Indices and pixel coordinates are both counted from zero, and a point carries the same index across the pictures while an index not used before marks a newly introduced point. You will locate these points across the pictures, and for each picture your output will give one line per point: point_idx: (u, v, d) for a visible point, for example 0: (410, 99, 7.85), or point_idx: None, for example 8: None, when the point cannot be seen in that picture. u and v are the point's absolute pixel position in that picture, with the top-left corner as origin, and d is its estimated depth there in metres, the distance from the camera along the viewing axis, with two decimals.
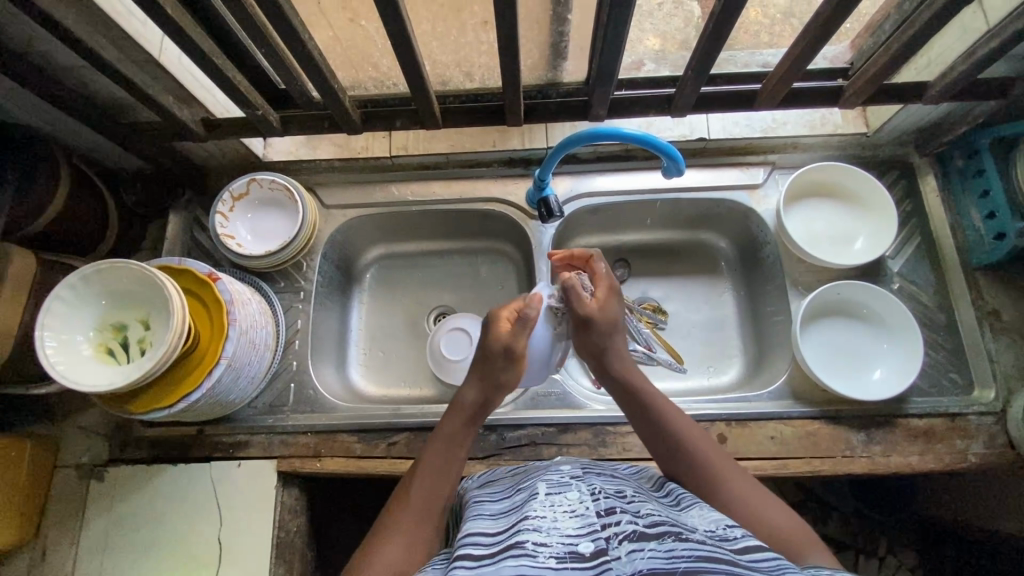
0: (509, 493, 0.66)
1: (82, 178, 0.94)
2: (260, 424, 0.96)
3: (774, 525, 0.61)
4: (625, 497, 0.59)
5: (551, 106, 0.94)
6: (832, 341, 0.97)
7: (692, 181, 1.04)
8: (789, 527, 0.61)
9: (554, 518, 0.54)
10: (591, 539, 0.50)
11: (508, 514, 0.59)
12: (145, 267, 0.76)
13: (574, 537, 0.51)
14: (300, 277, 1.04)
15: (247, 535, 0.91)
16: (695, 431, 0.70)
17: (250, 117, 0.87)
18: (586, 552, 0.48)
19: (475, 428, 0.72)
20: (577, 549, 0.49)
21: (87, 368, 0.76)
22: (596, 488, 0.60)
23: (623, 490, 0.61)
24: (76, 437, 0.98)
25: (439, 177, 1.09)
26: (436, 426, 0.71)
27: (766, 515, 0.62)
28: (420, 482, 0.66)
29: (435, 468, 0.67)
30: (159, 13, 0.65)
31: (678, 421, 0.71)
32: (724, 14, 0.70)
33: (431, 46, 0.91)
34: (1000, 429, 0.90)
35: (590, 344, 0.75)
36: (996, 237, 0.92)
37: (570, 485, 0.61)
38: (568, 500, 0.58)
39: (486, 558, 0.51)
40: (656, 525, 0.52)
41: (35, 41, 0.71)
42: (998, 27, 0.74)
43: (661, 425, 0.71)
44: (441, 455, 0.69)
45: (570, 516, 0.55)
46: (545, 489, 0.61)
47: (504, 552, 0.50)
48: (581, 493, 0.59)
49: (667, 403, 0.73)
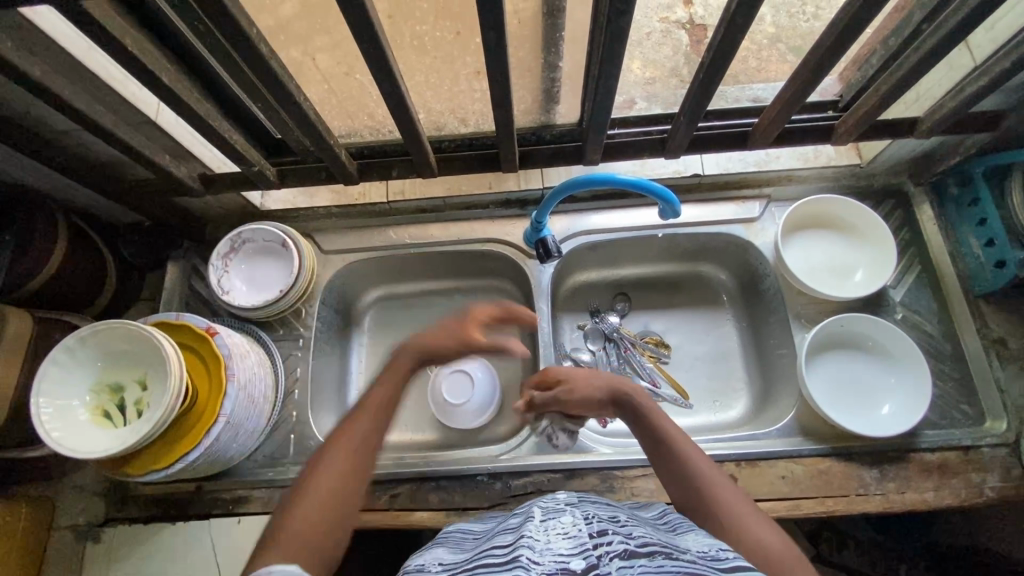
0: (502, 519, 0.65)
1: (82, 234, 0.94)
2: (261, 479, 0.95)
3: (776, 551, 0.56)
4: (619, 521, 0.59)
5: (545, 152, 0.94)
6: (838, 375, 0.96)
7: (690, 217, 1.04)
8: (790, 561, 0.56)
9: (547, 540, 0.54)
10: (583, 557, 0.50)
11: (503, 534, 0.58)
12: (141, 327, 0.76)
13: (566, 556, 0.50)
14: (299, 324, 1.03)
15: None
16: (686, 441, 0.71)
17: (248, 172, 0.87)
18: (578, 568, 0.48)
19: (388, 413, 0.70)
20: (568, 565, 0.48)
21: (86, 434, 0.74)
22: (589, 513, 0.59)
23: (617, 516, 0.60)
24: (72, 497, 0.96)
25: (437, 219, 1.09)
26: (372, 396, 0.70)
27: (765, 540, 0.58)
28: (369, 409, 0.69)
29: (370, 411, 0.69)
30: (155, 83, 0.66)
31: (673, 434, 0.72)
32: (714, 64, 0.72)
33: (425, 96, 0.92)
34: (1015, 461, 0.88)
35: (583, 408, 0.85)
36: (996, 264, 0.91)
37: (563, 510, 0.60)
38: (562, 523, 0.57)
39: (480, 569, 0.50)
40: (647, 546, 0.53)
41: (33, 109, 0.72)
42: (984, 66, 0.76)
43: (653, 433, 0.73)
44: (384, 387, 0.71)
45: (563, 537, 0.54)
46: (540, 514, 0.60)
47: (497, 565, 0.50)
48: (574, 517, 0.58)
49: (659, 413, 0.75)
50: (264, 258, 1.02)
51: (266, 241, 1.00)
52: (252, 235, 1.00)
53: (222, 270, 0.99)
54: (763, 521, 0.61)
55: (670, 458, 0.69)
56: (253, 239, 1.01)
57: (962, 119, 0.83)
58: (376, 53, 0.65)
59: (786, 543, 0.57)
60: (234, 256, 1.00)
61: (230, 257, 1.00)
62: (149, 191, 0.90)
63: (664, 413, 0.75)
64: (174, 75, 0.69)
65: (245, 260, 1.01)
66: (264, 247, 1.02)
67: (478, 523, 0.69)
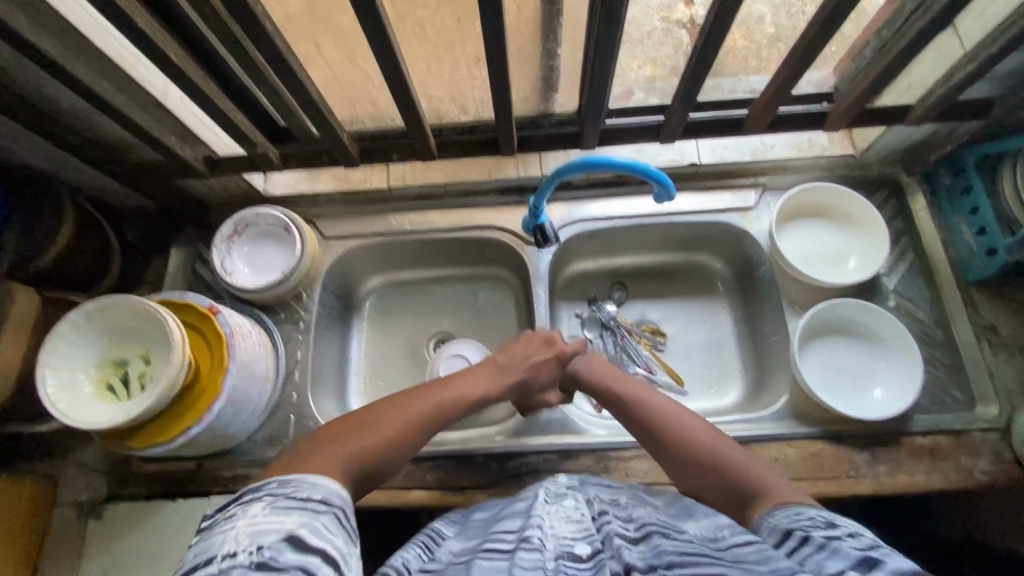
0: (510, 503, 0.68)
1: (89, 215, 0.96)
2: (261, 457, 0.96)
3: (743, 464, 0.66)
4: (619, 504, 0.63)
5: (543, 136, 0.97)
6: (831, 360, 0.97)
7: (686, 205, 1.06)
8: (760, 473, 0.64)
9: (553, 524, 0.58)
10: (588, 543, 0.54)
11: (512, 518, 0.61)
12: (144, 301, 0.77)
13: (571, 541, 0.55)
14: (300, 308, 1.05)
15: None
16: (647, 391, 0.80)
17: (252, 153, 0.89)
18: (583, 554, 0.52)
19: (466, 406, 0.79)
20: (574, 551, 0.53)
21: (90, 406, 0.76)
22: (590, 497, 0.64)
23: (617, 498, 0.65)
24: (76, 475, 0.97)
25: (437, 206, 1.10)
26: (456, 386, 0.79)
27: (731, 456, 0.67)
28: (443, 390, 0.77)
29: (443, 393, 0.77)
30: (162, 58, 0.68)
31: (636, 388, 0.81)
32: (706, 48, 0.74)
33: (426, 82, 0.94)
34: (1005, 445, 0.89)
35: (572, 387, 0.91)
36: (987, 252, 0.93)
37: (566, 494, 0.65)
38: (566, 508, 0.61)
39: (495, 551, 0.54)
40: (645, 527, 0.56)
41: (43, 87, 0.74)
42: (974, 51, 0.77)
43: (615, 394, 0.81)
44: (467, 386, 0.80)
45: (567, 522, 0.58)
46: (543, 496, 0.64)
47: (510, 549, 0.53)
48: (576, 501, 0.62)
49: (619, 376, 0.84)
50: (266, 244, 1.04)
51: (268, 225, 1.02)
52: (254, 220, 1.02)
53: (223, 253, 1.01)
54: (725, 442, 0.70)
55: (635, 416, 0.77)
56: (256, 223, 1.02)
57: (952, 106, 0.85)
58: (377, 32, 0.67)
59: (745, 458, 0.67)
60: (235, 239, 1.02)
61: (231, 241, 1.02)
62: (154, 173, 0.92)
63: (625, 376, 0.85)
64: (180, 52, 0.71)
65: (247, 243, 1.03)
66: (267, 232, 1.03)
67: (482, 510, 0.71)
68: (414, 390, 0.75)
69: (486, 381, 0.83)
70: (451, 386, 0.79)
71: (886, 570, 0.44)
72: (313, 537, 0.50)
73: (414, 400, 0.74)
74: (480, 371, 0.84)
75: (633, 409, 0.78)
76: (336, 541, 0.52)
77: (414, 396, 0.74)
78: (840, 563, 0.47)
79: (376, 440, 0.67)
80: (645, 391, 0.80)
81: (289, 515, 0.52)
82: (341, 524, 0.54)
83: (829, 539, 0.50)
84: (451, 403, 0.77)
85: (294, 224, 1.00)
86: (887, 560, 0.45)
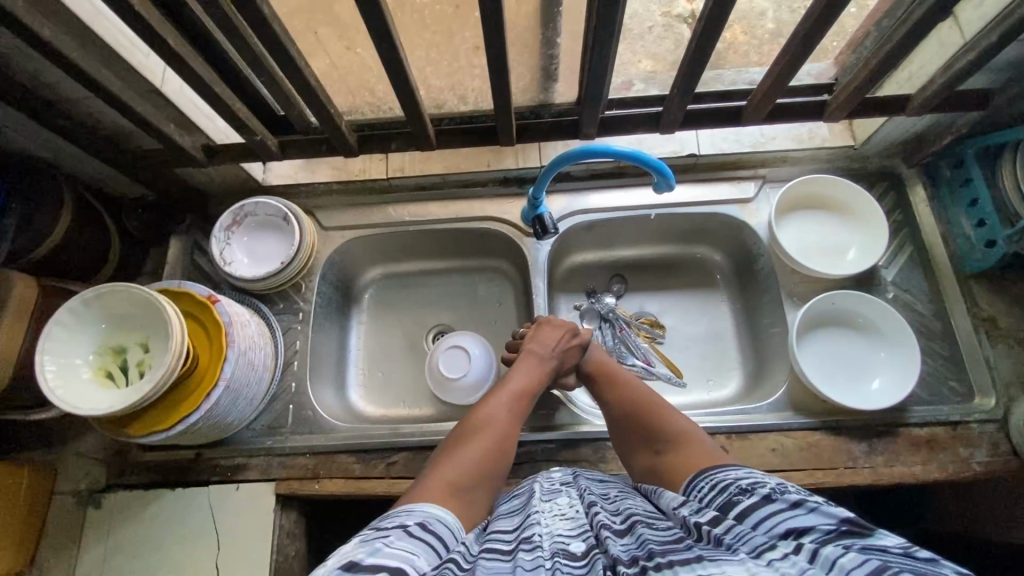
0: (508, 498, 0.69)
1: (87, 204, 0.96)
2: (260, 446, 0.96)
3: (684, 432, 0.71)
4: (611, 497, 0.64)
5: (544, 126, 0.95)
6: (828, 351, 0.97)
7: (685, 197, 1.05)
8: (693, 440, 0.69)
9: (548, 521, 0.58)
10: (583, 540, 0.54)
11: (510, 515, 0.62)
12: (144, 288, 0.77)
13: (566, 538, 0.54)
14: (299, 298, 1.05)
15: (247, 545, 0.91)
16: (622, 371, 0.86)
17: (250, 143, 0.89)
18: (577, 551, 0.52)
19: (531, 402, 0.81)
20: (569, 548, 0.52)
21: (88, 392, 0.76)
22: (584, 493, 0.64)
23: (609, 491, 0.65)
24: (75, 463, 0.97)
25: (437, 197, 1.10)
26: (513, 384, 0.81)
27: (675, 424, 0.72)
28: (507, 394, 0.79)
29: (509, 396, 0.79)
30: (161, 44, 0.68)
31: (611, 367, 0.88)
32: (705, 38, 0.74)
33: (425, 71, 0.94)
34: (1002, 436, 0.89)
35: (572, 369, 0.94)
36: (987, 244, 0.92)
37: (560, 491, 0.65)
38: (559, 505, 0.61)
39: (495, 552, 0.54)
40: (631, 519, 0.56)
41: (42, 73, 0.73)
42: (974, 40, 0.77)
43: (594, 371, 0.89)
44: (525, 383, 0.82)
45: (562, 519, 0.58)
46: (537, 493, 0.64)
47: (510, 550, 0.53)
48: (570, 498, 0.63)
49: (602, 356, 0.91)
50: (264, 233, 1.04)
51: (266, 215, 1.02)
52: (252, 209, 1.02)
53: (222, 239, 1.01)
54: (675, 414, 0.75)
55: (604, 392, 0.84)
56: (256, 213, 1.02)
57: (952, 96, 0.85)
58: (375, 19, 0.67)
59: (690, 428, 0.72)
60: (234, 228, 1.02)
61: (229, 229, 1.01)
62: (154, 163, 0.92)
63: (607, 356, 0.92)
64: (178, 38, 0.71)
65: (247, 233, 1.03)
66: (265, 222, 1.03)
67: None
68: (482, 400, 0.77)
69: (536, 374, 0.85)
70: (512, 387, 0.80)
71: (816, 535, 0.47)
72: (385, 557, 0.48)
73: (490, 409, 0.75)
74: (525, 365, 0.85)
75: (605, 385, 0.85)
76: (412, 563, 0.48)
77: (484, 409, 0.75)
78: (774, 522, 0.50)
79: (478, 453, 0.68)
80: (620, 371, 0.87)
81: (364, 542, 0.50)
82: (414, 538, 0.52)
83: (761, 503, 0.52)
84: (520, 402, 0.79)
85: (293, 212, 1.00)
86: (816, 523, 0.48)
